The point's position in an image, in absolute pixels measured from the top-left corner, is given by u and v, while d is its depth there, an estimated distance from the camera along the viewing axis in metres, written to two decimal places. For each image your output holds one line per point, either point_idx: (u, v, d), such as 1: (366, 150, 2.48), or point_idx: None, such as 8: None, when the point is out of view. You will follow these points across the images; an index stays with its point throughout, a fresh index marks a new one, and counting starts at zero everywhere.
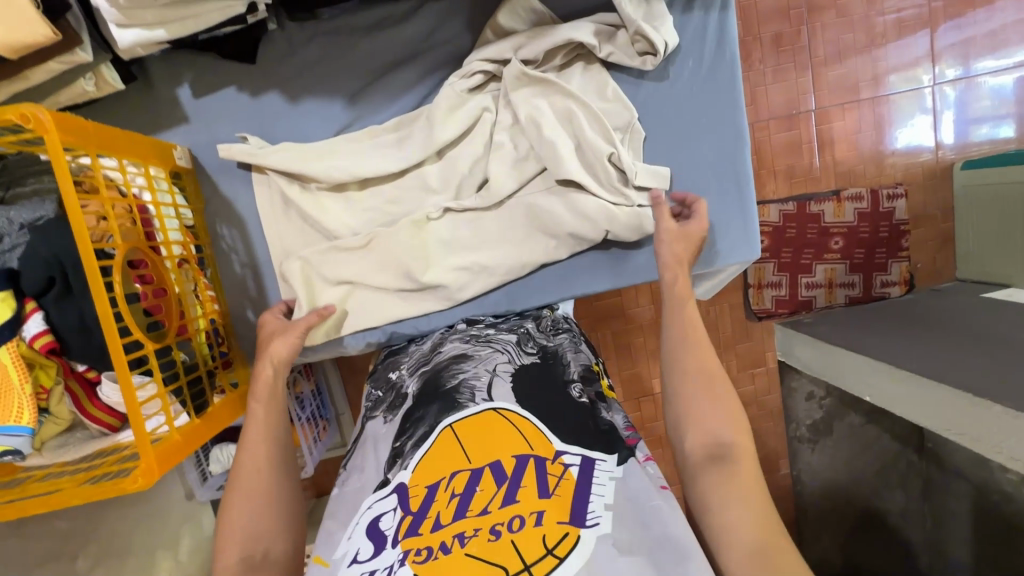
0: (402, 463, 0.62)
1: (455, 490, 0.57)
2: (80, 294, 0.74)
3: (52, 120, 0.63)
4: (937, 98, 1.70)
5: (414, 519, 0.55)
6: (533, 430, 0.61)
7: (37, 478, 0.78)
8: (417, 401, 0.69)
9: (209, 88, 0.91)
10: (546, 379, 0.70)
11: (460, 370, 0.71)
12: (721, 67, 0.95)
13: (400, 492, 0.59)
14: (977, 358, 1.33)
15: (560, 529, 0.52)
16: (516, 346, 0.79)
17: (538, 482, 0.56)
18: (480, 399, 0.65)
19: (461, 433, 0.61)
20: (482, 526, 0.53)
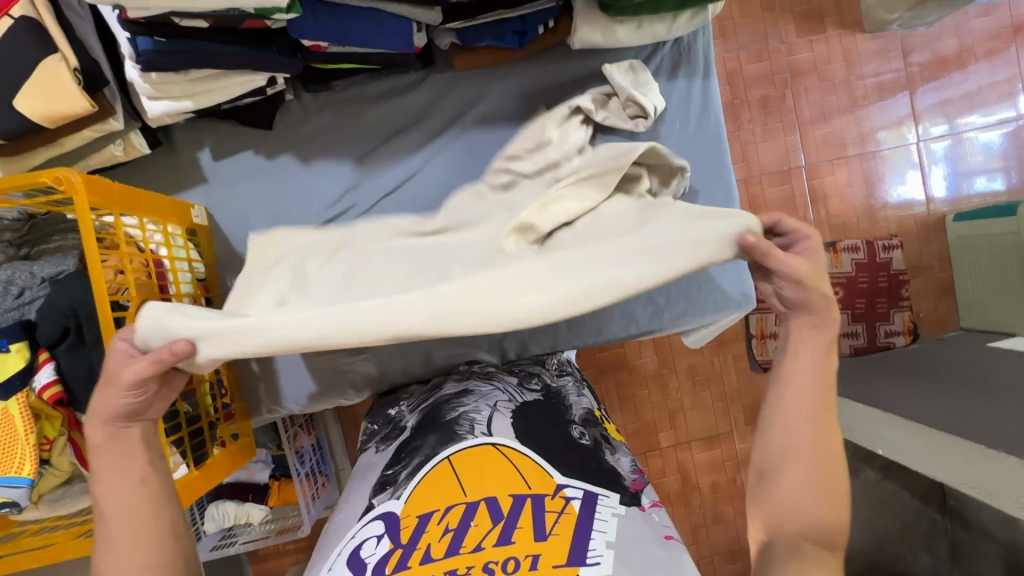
0: (392, 491, 0.60)
1: (449, 525, 0.54)
2: (91, 344, 0.75)
3: (83, 183, 0.68)
4: (923, 153, 1.77)
5: (404, 553, 0.53)
6: (531, 466, 0.59)
7: (32, 532, 0.79)
8: (415, 432, 0.68)
9: (228, 152, 0.98)
10: (548, 419, 0.69)
11: (461, 403, 0.69)
12: (706, 129, 1.02)
13: (388, 520, 0.56)
14: (987, 408, 1.31)
15: (556, 574, 0.49)
16: (517, 385, 0.77)
17: (536, 522, 0.53)
18: (478, 432, 0.63)
19: (457, 467, 0.59)
20: (474, 564, 0.50)
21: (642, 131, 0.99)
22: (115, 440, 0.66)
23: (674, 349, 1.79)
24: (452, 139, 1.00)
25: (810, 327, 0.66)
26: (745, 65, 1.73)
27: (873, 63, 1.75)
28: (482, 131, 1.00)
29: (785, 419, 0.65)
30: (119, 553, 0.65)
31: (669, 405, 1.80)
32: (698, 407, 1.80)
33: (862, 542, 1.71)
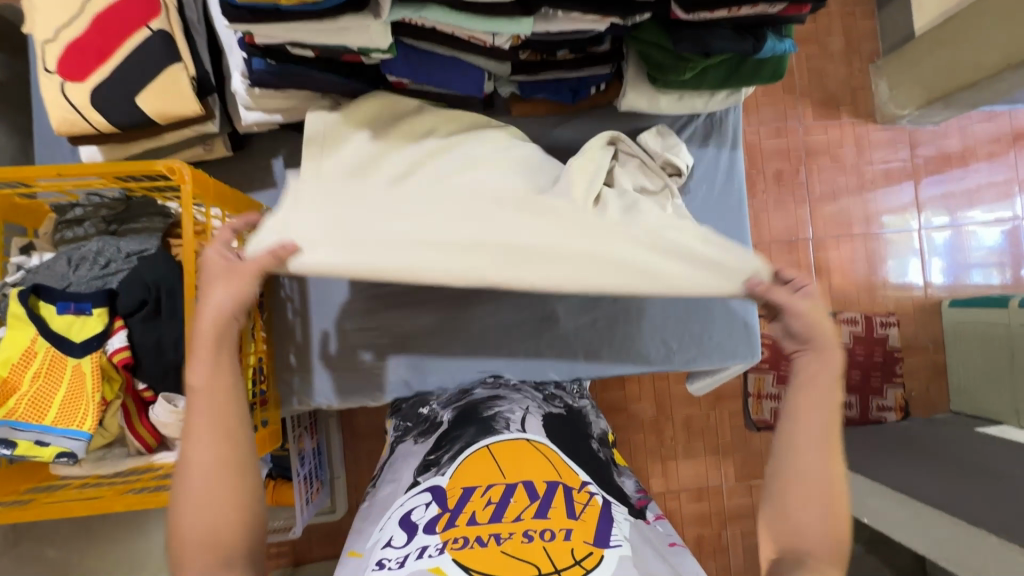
0: (436, 469, 0.68)
1: (492, 499, 0.60)
2: (165, 319, 0.83)
3: (192, 177, 0.77)
4: (924, 241, 1.89)
5: (451, 515, 0.59)
6: (560, 461, 0.67)
7: (74, 487, 0.84)
8: (454, 424, 0.78)
9: (299, 162, 1.08)
10: (572, 430, 0.78)
11: (498, 405, 0.79)
12: (729, 197, 1.13)
13: (435, 491, 0.64)
14: (969, 488, 1.37)
15: (586, 547, 0.54)
16: (543, 400, 0.87)
17: (567, 503, 0.59)
18: (514, 428, 0.73)
19: (496, 452, 0.66)
20: (514, 530, 0.56)
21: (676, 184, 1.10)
22: (219, 330, 0.68)
23: (673, 398, 1.85)
24: None
25: (818, 362, 0.70)
26: (765, 140, 1.87)
27: (881, 151, 1.90)
28: None
29: (797, 449, 0.67)
30: (203, 448, 0.62)
31: (662, 451, 1.85)
32: (690, 458, 1.85)
33: None
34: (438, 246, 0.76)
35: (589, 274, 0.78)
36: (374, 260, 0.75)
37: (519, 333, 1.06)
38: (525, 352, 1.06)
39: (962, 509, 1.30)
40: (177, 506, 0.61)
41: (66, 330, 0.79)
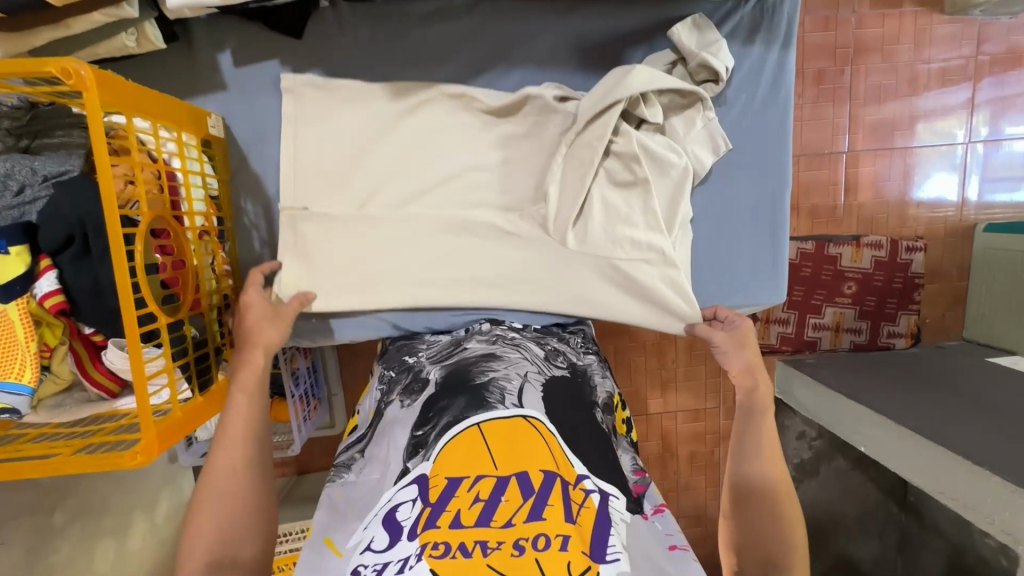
0: (424, 454, 0.66)
1: (480, 494, 0.59)
2: (96, 258, 0.70)
3: (94, 79, 0.60)
4: (969, 154, 1.68)
5: (433, 512, 0.58)
6: (561, 452, 0.65)
7: (29, 437, 0.75)
8: (443, 391, 0.74)
9: (251, 59, 0.88)
10: (573, 398, 0.77)
11: (491, 369, 0.76)
12: (773, 107, 0.95)
13: (421, 482, 0.62)
14: (975, 423, 1.32)
15: (582, 560, 0.54)
16: (544, 359, 0.84)
17: (565, 502, 0.58)
18: (509, 403, 0.70)
19: (488, 436, 0.64)
20: (505, 539, 0.55)
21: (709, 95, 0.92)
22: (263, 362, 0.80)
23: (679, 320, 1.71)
24: (501, 78, 0.92)
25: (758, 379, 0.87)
26: (809, 32, 1.59)
27: (940, 46, 1.62)
28: (531, 74, 0.92)
29: (755, 459, 0.81)
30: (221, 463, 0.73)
31: (663, 375, 1.74)
32: (690, 382, 1.75)
33: (819, 522, 1.78)
34: (429, 278, 0.93)
35: (552, 294, 0.94)
36: (376, 285, 0.92)
37: (513, 267, 0.94)
38: (518, 290, 0.94)
39: (964, 444, 1.25)
40: (202, 501, 0.70)
41: None
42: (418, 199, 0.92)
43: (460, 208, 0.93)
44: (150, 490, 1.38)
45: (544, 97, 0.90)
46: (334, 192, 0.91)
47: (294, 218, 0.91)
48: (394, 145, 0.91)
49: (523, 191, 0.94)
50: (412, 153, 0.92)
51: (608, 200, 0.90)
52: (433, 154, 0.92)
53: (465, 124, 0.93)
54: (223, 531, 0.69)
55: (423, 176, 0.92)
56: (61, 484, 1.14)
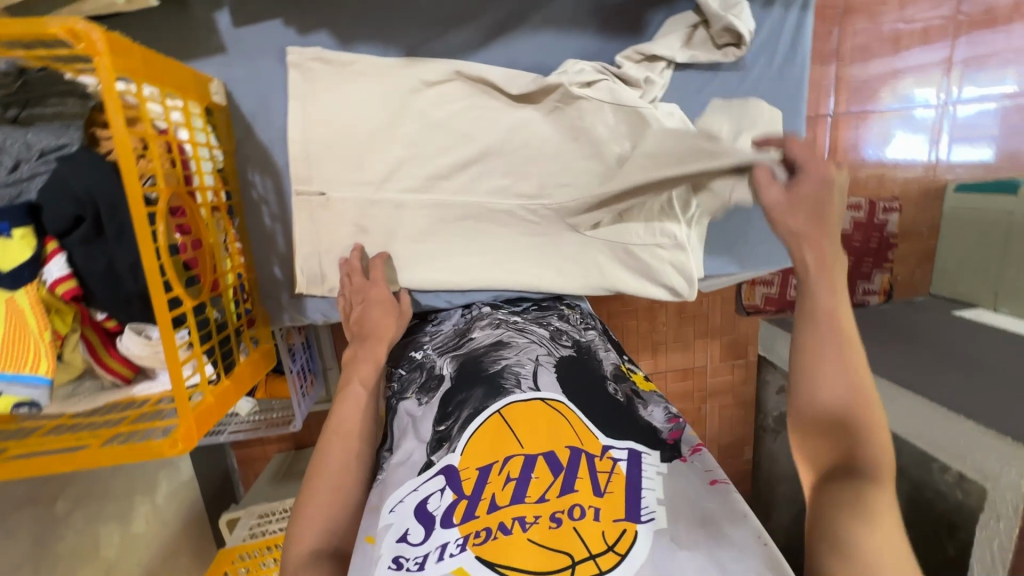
0: (449, 446, 0.66)
1: (510, 474, 0.60)
2: (111, 238, 0.65)
3: (105, 41, 0.54)
4: (944, 115, 1.74)
5: (469, 504, 0.59)
6: (583, 427, 0.65)
7: (43, 430, 0.71)
8: (457, 384, 0.74)
9: (252, 17, 0.81)
10: (582, 378, 0.74)
11: (503, 356, 0.76)
12: (789, 73, 0.95)
13: (449, 473, 0.63)
14: (947, 372, 1.42)
15: (618, 527, 0.56)
16: (550, 339, 0.83)
17: (593, 476, 0.60)
18: (526, 386, 0.70)
19: (511, 420, 0.65)
20: (540, 513, 0.57)
21: (727, 61, 0.92)
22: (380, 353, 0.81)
23: None
24: (520, 41, 0.89)
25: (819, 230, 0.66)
26: None
27: (922, 6, 1.64)
28: (552, 36, 0.89)
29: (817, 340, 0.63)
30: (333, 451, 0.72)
31: (654, 337, 1.79)
32: (680, 343, 1.80)
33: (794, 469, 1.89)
34: (445, 263, 0.93)
35: (566, 275, 0.96)
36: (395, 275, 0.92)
37: (531, 237, 0.95)
38: (534, 260, 0.95)
39: (939, 391, 1.33)
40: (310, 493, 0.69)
41: None
42: (436, 169, 0.90)
43: (478, 179, 0.91)
44: (149, 473, 1.35)
45: (565, 86, 0.86)
46: (349, 167, 0.87)
47: (311, 204, 0.87)
48: (410, 128, 0.88)
49: (542, 160, 0.92)
50: (430, 130, 0.88)
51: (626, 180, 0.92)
52: (449, 127, 0.89)
53: (485, 106, 0.89)
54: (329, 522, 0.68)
55: (439, 160, 0.89)
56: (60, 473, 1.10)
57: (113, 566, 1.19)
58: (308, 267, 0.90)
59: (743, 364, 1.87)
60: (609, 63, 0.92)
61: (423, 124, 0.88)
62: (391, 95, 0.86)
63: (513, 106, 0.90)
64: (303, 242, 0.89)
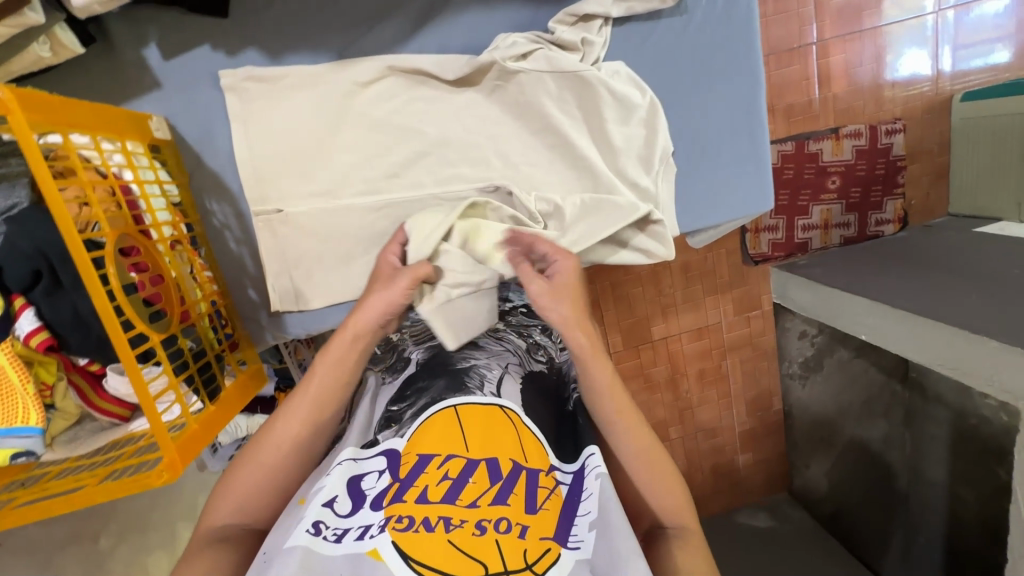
0: (396, 429, 0.66)
1: (449, 473, 0.59)
2: (71, 287, 0.68)
3: (15, 100, 0.55)
4: (939, 23, 1.62)
5: (400, 487, 0.58)
6: (531, 439, 0.64)
7: (53, 475, 0.75)
8: (423, 371, 0.75)
9: (179, 48, 0.82)
10: (552, 393, 0.78)
11: (473, 357, 0.77)
12: (737, 7, 0.90)
13: (390, 455, 0.63)
14: (967, 293, 1.34)
15: (541, 546, 0.55)
16: (525, 352, 0.84)
17: (528, 493, 0.59)
18: (488, 391, 0.69)
19: (463, 418, 0.64)
20: (467, 518, 0.56)
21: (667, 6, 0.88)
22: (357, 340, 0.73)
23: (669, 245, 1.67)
24: (449, 24, 0.87)
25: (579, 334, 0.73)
26: None
27: None
28: (480, 14, 0.87)
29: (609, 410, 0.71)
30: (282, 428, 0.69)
31: (662, 301, 1.74)
32: (690, 303, 1.74)
33: (826, 412, 1.90)
34: None
35: None
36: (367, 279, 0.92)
37: None
38: None
39: (959, 315, 1.25)
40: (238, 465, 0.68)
41: None
42: (387, 168, 0.89)
43: (432, 171, 0.90)
44: None
45: (498, 63, 0.84)
46: (300, 181, 0.87)
47: (271, 222, 0.88)
48: (354, 130, 0.87)
49: (492, 142, 0.90)
50: (372, 129, 0.87)
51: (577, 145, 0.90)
52: (392, 123, 0.88)
53: (425, 96, 0.88)
54: (250, 498, 0.66)
55: (388, 158, 0.89)
56: (96, 510, 1.14)
57: None
58: (278, 284, 0.91)
59: (758, 315, 1.80)
60: (542, 31, 0.89)
61: (365, 125, 0.87)
62: (329, 101, 0.85)
63: (453, 90, 0.88)
64: (269, 260, 0.90)
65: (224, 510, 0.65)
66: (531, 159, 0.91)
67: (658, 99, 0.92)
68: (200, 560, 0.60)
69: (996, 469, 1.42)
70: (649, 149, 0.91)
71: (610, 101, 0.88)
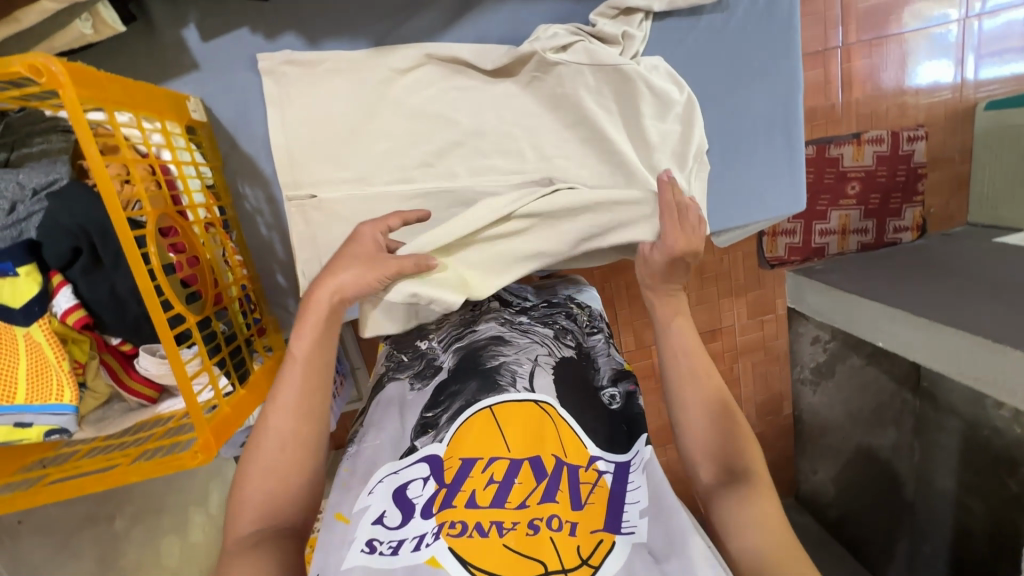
0: (434, 434, 0.66)
1: (494, 476, 0.61)
2: (110, 265, 0.68)
3: (66, 73, 0.55)
4: (964, 31, 1.61)
5: (448, 493, 0.60)
6: (569, 434, 0.65)
7: (80, 454, 0.76)
8: (454, 374, 0.73)
9: (219, 29, 0.81)
10: (583, 384, 0.72)
11: (501, 353, 0.74)
12: (779, 3, 0.89)
13: (432, 462, 0.63)
14: (990, 302, 1.32)
15: (595, 539, 0.57)
16: (553, 339, 0.79)
17: (573, 489, 0.61)
18: (521, 386, 0.69)
19: (500, 417, 0.66)
20: (519, 519, 0.58)
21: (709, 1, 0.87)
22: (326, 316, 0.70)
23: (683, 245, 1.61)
24: (489, 13, 0.86)
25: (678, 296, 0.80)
26: None
27: None
28: (520, 4, 0.87)
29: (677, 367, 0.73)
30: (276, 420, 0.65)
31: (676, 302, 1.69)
32: (703, 304, 1.69)
33: (838, 419, 1.84)
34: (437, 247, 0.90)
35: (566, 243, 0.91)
36: None
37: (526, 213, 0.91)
38: None
39: (984, 326, 1.23)
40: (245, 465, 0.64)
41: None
42: (420, 157, 0.88)
43: (465, 162, 0.89)
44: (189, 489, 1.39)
45: (539, 54, 0.84)
46: (332, 167, 0.87)
47: (304, 208, 0.87)
48: (388, 118, 0.86)
49: (526, 134, 0.90)
50: (407, 118, 0.87)
51: (614, 137, 0.89)
52: (426, 113, 0.87)
53: (462, 86, 0.88)
54: (267, 498, 0.62)
55: (421, 147, 0.88)
56: (111, 492, 1.12)
57: None
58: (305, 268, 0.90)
59: (772, 318, 1.75)
60: (582, 24, 0.89)
61: (400, 113, 0.86)
62: (365, 88, 0.85)
63: (490, 81, 0.88)
64: (298, 245, 0.89)
65: (245, 519, 0.61)
66: (565, 152, 0.90)
67: (694, 96, 0.91)
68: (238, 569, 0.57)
69: (1006, 480, 1.46)
70: (685, 145, 0.90)
71: (649, 96, 0.88)
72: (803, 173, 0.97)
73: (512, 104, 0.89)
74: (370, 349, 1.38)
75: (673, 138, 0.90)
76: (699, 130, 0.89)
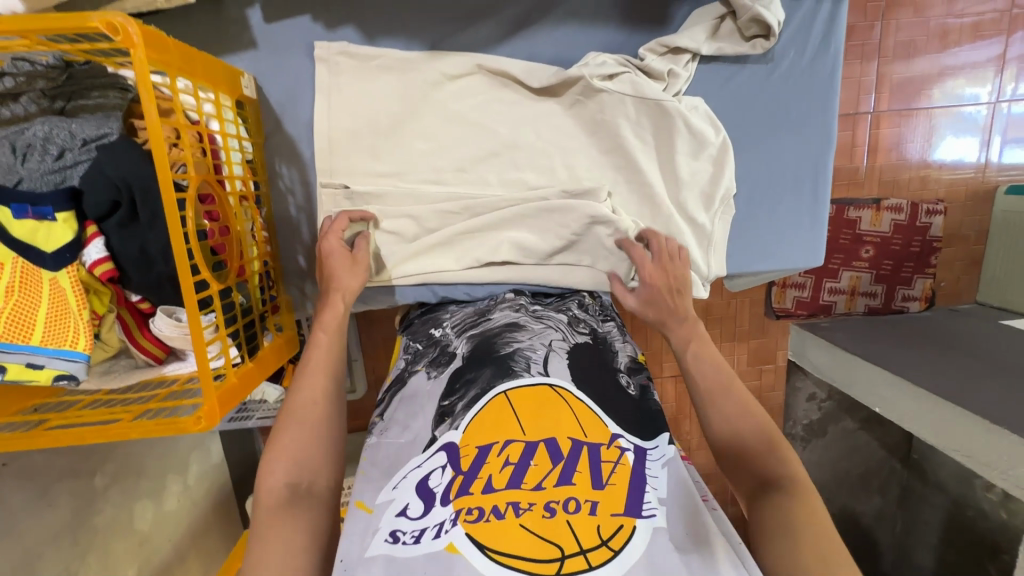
0: (451, 421, 0.67)
1: (510, 459, 0.61)
2: (145, 224, 0.69)
3: (141, 34, 0.57)
4: (993, 114, 1.64)
5: (465, 480, 0.60)
6: (587, 415, 0.66)
7: (84, 403, 0.76)
8: (469, 362, 0.74)
9: (283, 12, 0.84)
10: (598, 368, 0.75)
11: (516, 339, 0.76)
12: (822, 64, 0.92)
13: (450, 449, 0.63)
14: (990, 382, 1.33)
15: (615, 522, 0.57)
16: (568, 325, 0.82)
17: (592, 470, 0.61)
18: (536, 371, 0.70)
19: (515, 403, 0.66)
20: (535, 501, 0.58)
21: (756, 54, 0.91)
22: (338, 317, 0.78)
23: None
24: (544, 33, 0.89)
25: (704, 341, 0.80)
26: None
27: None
28: (574, 29, 0.89)
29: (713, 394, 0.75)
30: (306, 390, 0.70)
31: None
32: None
33: (822, 480, 1.82)
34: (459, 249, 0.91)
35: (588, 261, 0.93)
36: (419, 266, 0.90)
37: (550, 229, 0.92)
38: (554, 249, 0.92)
39: (979, 407, 1.22)
40: (283, 425, 0.67)
41: (30, 240, 0.66)
42: (456, 161, 0.90)
43: (499, 172, 0.91)
44: None
45: (585, 79, 0.87)
46: (369, 160, 0.88)
47: (335, 197, 0.87)
48: (432, 119, 0.88)
49: (560, 153, 0.91)
50: (449, 122, 0.89)
51: (645, 169, 0.91)
52: (467, 120, 0.89)
53: (506, 99, 0.90)
54: (305, 453, 0.65)
55: (458, 153, 0.89)
56: (98, 446, 1.11)
57: (147, 541, 1.18)
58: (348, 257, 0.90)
59: (770, 369, 1.75)
60: (631, 56, 0.91)
61: (442, 116, 0.89)
62: (413, 87, 0.87)
63: (535, 99, 0.91)
64: None
65: (279, 472, 0.63)
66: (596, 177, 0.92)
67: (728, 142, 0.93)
68: (273, 532, 0.59)
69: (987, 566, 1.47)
70: (714, 184, 0.92)
71: (685, 133, 0.90)
72: (823, 228, 0.98)
73: (553, 123, 0.91)
74: (370, 342, 1.39)
75: (703, 174, 0.92)
76: (728, 175, 0.92)
